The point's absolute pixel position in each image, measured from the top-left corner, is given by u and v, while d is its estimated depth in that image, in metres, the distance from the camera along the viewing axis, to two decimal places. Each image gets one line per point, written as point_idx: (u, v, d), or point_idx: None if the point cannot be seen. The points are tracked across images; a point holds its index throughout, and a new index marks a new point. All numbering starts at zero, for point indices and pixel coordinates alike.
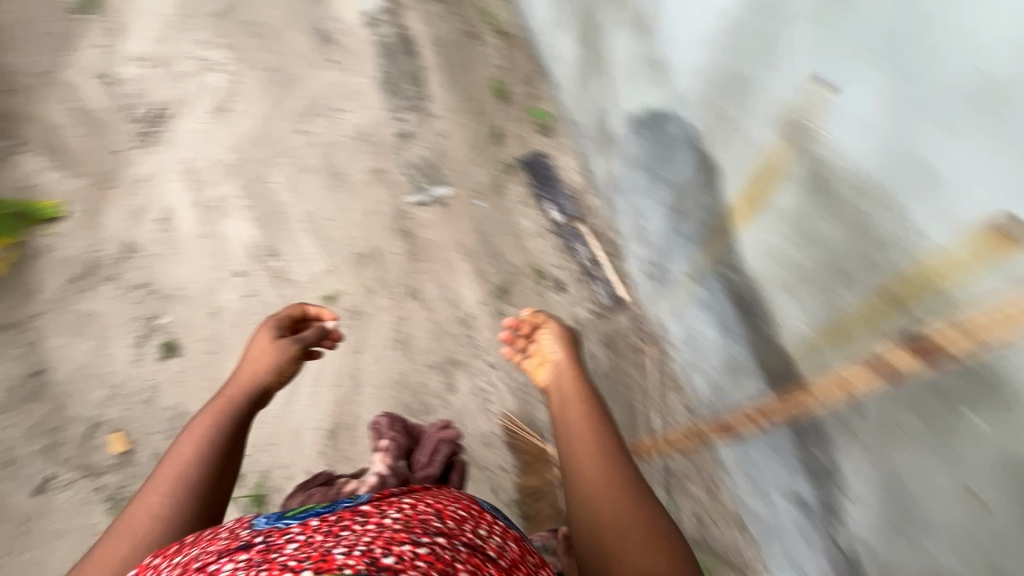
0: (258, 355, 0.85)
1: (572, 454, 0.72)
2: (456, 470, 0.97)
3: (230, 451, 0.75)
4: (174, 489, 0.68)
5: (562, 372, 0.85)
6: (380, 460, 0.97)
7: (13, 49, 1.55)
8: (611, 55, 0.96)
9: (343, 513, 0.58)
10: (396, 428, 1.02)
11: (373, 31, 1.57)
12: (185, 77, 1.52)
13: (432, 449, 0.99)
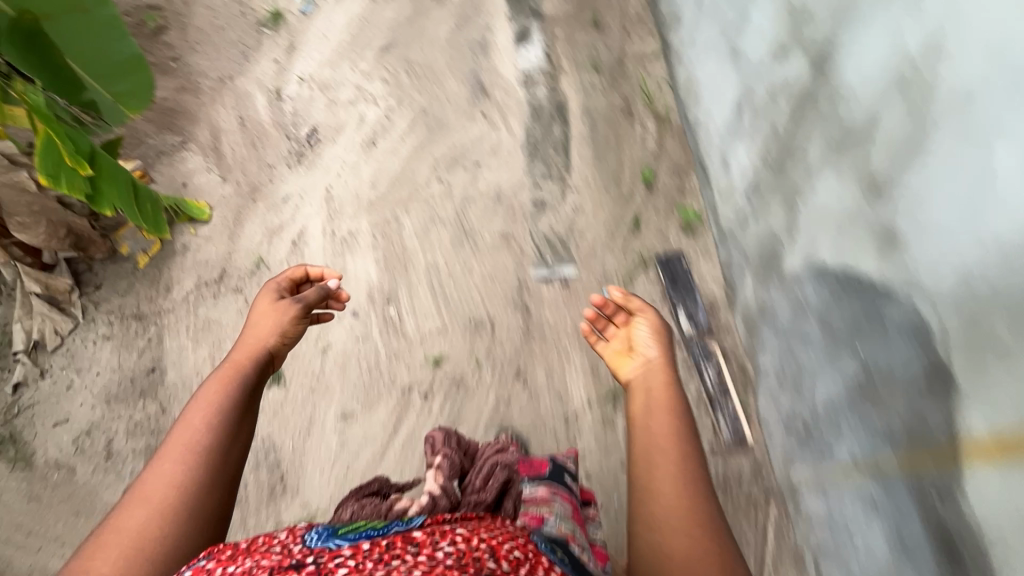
0: (259, 324, 0.93)
1: (647, 448, 0.78)
2: (508, 495, 0.95)
3: (241, 415, 0.82)
4: (186, 459, 0.74)
5: (651, 370, 0.88)
6: (432, 479, 1.00)
7: (200, 52, 1.68)
8: (815, 196, 0.84)
9: (395, 538, 0.66)
10: (450, 447, 1.05)
11: (528, 90, 1.57)
12: (343, 103, 1.57)
13: (486, 472, 0.98)
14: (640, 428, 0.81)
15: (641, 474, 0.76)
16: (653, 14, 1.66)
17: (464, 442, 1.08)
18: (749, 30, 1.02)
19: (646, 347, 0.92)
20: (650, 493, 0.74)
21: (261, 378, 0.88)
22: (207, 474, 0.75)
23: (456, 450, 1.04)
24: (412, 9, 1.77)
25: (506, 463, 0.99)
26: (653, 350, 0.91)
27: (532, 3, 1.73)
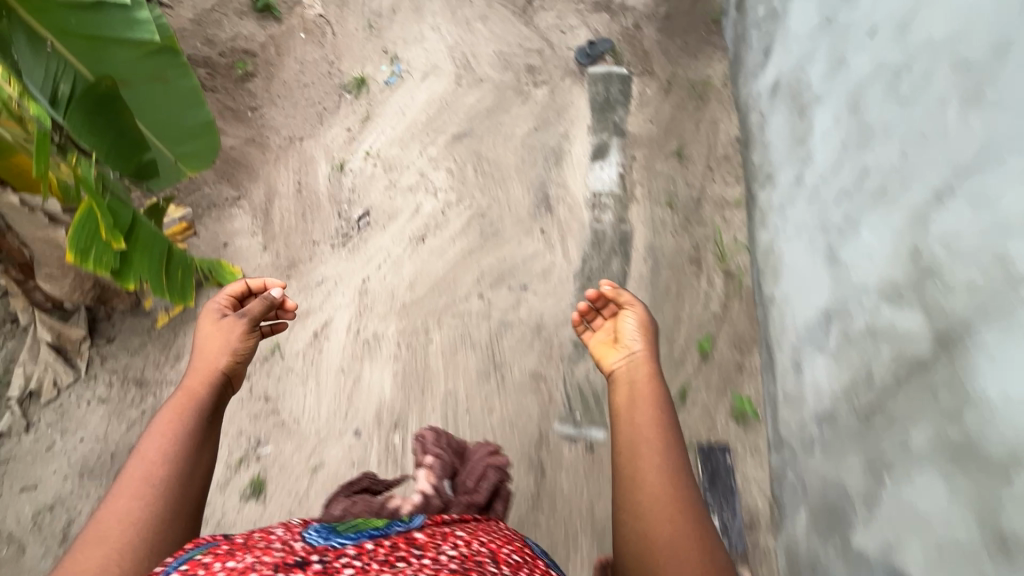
0: (208, 346, 1.00)
1: (632, 443, 0.86)
2: (500, 496, 1.00)
3: (199, 442, 0.89)
4: (142, 488, 0.80)
5: (633, 362, 0.98)
6: (423, 478, 1.00)
7: (278, 105, 1.69)
8: (913, 492, 0.69)
9: (396, 541, 0.74)
10: (441, 447, 1.06)
11: (594, 214, 1.49)
12: (401, 188, 1.53)
13: (478, 474, 1.01)
14: (626, 422, 0.90)
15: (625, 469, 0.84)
16: (743, 157, 1.56)
17: (453, 442, 1.09)
18: (855, 240, 0.91)
19: (631, 341, 1.00)
20: (635, 486, 0.82)
21: (217, 399, 0.96)
22: (178, 497, 0.82)
23: (447, 451, 1.05)
24: (494, 100, 1.75)
25: (499, 465, 1.02)
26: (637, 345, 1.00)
27: (616, 119, 1.69)
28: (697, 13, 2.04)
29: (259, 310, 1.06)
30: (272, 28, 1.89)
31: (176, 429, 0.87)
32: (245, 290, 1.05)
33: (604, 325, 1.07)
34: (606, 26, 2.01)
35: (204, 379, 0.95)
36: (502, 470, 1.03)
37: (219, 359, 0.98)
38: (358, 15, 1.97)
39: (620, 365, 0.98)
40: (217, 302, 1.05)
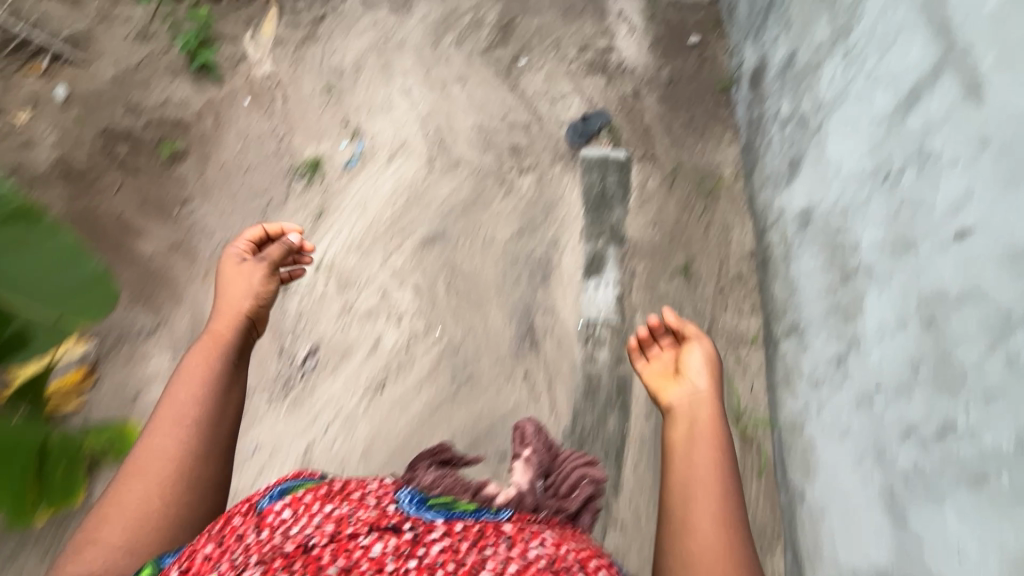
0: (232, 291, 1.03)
1: (686, 482, 0.84)
2: (589, 509, 0.95)
3: (224, 388, 0.94)
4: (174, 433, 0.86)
5: (696, 401, 0.94)
6: (519, 472, 1.01)
7: (213, 196, 1.41)
8: None
9: (486, 527, 0.77)
10: (537, 443, 1.07)
11: (588, 350, 1.26)
12: (356, 313, 1.28)
13: (572, 482, 0.98)
14: (681, 459, 0.87)
15: (677, 509, 0.82)
16: (761, 278, 1.35)
17: (548, 440, 1.09)
18: (934, 514, 0.71)
19: (695, 376, 0.97)
20: (686, 534, 0.79)
21: (242, 342, 1.00)
22: (207, 434, 0.89)
23: (542, 450, 1.05)
24: (472, 191, 1.51)
25: (593, 478, 0.98)
26: (700, 380, 0.97)
27: (614, 221, 1.46)
28: (701, 80, 1.85)
29: (277, 255, 1.07)
30: (211, 91, 1.60)
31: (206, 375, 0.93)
32: (266, 236, 1.08)
33: (663, 355, 1.04)
34: (601, 93, 1.77)
35: (227, 324, 0.99)
36: (596, 485, 0.98)
37: (241, 304, 1.01)
38: (315, 75, 1.70)
39: (679, 402, 0.94)
40: (236, 249, 1.07)
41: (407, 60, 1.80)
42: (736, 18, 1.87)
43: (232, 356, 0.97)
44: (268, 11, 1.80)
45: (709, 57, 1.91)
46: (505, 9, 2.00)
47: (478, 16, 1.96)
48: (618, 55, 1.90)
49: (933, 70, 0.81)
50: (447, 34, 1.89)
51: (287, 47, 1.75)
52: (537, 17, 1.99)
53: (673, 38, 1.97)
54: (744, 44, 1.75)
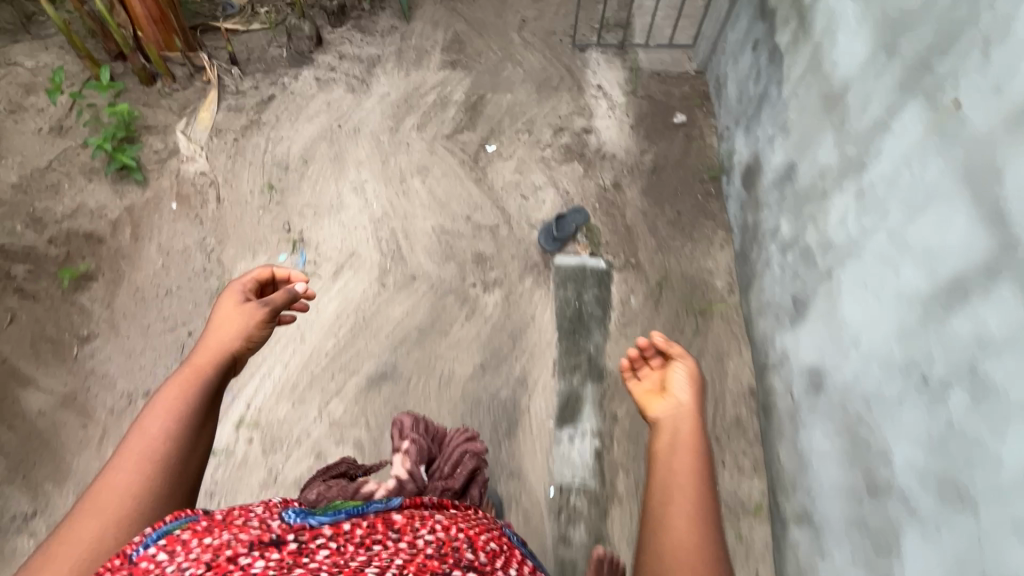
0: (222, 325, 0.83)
1: (664, 493, 0.71)
2: (476, 483, 1.01)
3: (202, 424, 0.74)
4: (136, 471, 0.67)
5: (680, 417, 0.80)
6: (400, 463, 0.97)
7: (122, 330, 1.20)
8: None
9: (376, 523, 0.67)
10: (417, 432, 1.03)
11: (559, 526, 1.08)
12: (280, 484, 1.10)
13: (455, 460, 1.02)
14: (660, 471, 0.74)
15: (655, 522, 0.70)
16: (762, 427, 1.16)
17: (430, 427, 1.06)
18: None
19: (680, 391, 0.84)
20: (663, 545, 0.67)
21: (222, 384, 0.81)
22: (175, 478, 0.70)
23: (423, 436, 1.03)
24: (429, 313, 1.31)
25: (475, 453, 1.03)
26: (685, 395, 0.83)
27: (592, 349, 1.27)
28: (688, 166, 1.68)
29: (284, 300, 0.87)
30: (131, 195, 1.40)
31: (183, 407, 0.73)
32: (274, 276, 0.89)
33: (650, 373, 0.88)
34: (577, 185, 1.60)
35: (211, 357, 0.79)
36: (478, 457, 1.04)
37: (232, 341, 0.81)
38: (256, 170, 1.51)
39: (663, 418, 0.81)
40: (241, 284, 0.88)
41: (362, 148, 1.62)
42: (725, 98, 1.72)
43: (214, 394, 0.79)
44: (206, 94, 1.64)
45: (696, 139, 1.75)
46: (473, 86, 1.85)
47: (443, 95, 1.80)
48: (597, 137, 1.74)
49: (981, 267, 0.64)
50: (408, 116, 1.72)
51: (226, 136, 1.56)
52: (508, 94, 1.84)
53: (657, 116, 1.82)
54: (734, 130, 1.59)
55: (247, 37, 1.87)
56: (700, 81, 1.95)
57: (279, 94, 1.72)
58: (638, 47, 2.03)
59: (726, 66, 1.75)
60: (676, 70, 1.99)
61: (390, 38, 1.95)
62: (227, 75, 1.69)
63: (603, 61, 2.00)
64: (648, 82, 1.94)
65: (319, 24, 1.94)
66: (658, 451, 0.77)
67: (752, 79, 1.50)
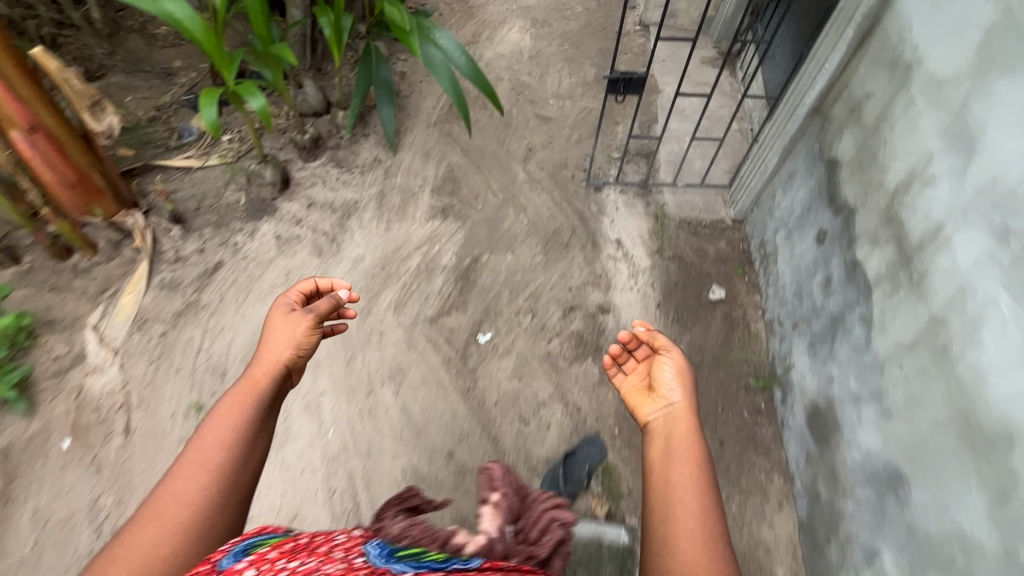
0: (273, 339, 0.85)
1: (664, 499, 0.70)
2: (560, 555, 0.71)
3: (263, 426, 0.75)
4: (201, 475, 0.67)
5: (673, 416, 0.80)
6: (488, 517, 0.71)
7: None
8: None
9: None
10: (506, 486, 0.75)
11: None
12: None
13: (540, 527, 0.72)
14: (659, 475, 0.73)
15: (657, 530, 0.68)
16: None
17: (515, 482, 0.78)
18: None
19: (670, 390, 0.83)
20: (668, 550, 0.64)
21: (278, 394, 0.80)
22: (232, 486, 0.68)
23: (512, 493, 0.74)
24: None
25: (567, 521, 0.73)
26: (677, 394, 0.82)
27: None
28: (730, 365, 1.35)
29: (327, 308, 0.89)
30: (10, 430, 1.10)
31: (244, 415, 0.74)
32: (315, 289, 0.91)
33: (636, 366, 0.91)
34: (591, 396, 1.27)
35: (270, 367, 0.80)
36: (569, 523, 0.74)
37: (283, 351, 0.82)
38: (183, 382, 1.19)
39: (655, 420, 0.81)
40: (287, 299, 0.90)
41: (323, 340, 1.30)
42: (777, 277, 1.39)
43: (270, 403, 0.79)
44: (135, 268, 1.33)
45: (739, 322, 1.43)
46: (467, 241, 1.54)
47: (430, 257, 1.49)
48: (616, 318, 1.42)
49: None
50: (385, 288, 1.41)
51: (151, 330, 1.25)
52: (509, 254, 1.53)
53: (690, 287, 1.50)
54: (792, 334, 1.26)
55: (201, 175, 1.57)
56: (739, 235, 1.64)
57: (228, 259, 1.41)
58: (663, 187, 1.74)
59: (776, 235, 1.43)
60: (709, 217, 1.68)
61: (372, 174, 1.66)
62: (165, 236, 1.40)
63: (623, 203, 1.70)
64: (675, 234, 1.63)
65: (286, 158, 1.65)
66: (656, 450, 0.77)
67: (818, 279, 1.18)
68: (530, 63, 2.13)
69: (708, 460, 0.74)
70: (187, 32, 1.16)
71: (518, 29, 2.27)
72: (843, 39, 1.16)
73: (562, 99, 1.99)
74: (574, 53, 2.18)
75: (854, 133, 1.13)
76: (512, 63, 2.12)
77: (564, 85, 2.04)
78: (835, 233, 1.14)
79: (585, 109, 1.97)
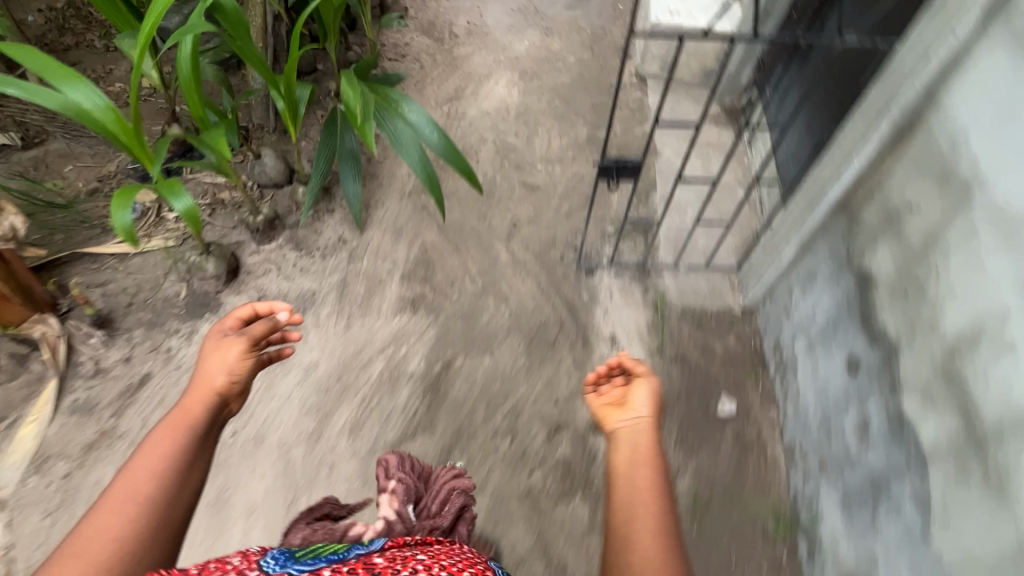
0: (208, 364, 0.75)
1: (626, 515, 0.68)
2: (464, 520, 0.92)
3: (196, 457, 0.68)
4: (125, 515, 0.61)
5: (639, 429, 0.78)
6: (386, 502, 0.91)
7: None
8: None
9: (355, 564, 0.66)
10: (405, 471, 0.97)
11: None
12: None
13: (441, 499, 0.93)
14: (624, 494, 0.70)
15: (620, 546, 0.67)
16: None
17: (418, 466, 1.00)
18: None
19: (641, 406, 0.80)
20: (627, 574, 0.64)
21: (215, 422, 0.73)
22: (168, 515, 0.63)
23: (410, 475, 0.96)
24: None
25: (463, 489, 0.95)
26: (646, 409, 0.81)
27: None
28: (743, 504, 1.15)
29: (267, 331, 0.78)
30: None
31: (178, 445, 0.67)
32: (257, 311, 0.80)
33: (612, 389, 0.87)
34: (578, 549, 1.09)
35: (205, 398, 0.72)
36: (467, 495, 0.95)
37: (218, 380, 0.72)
38: None
39: (622, 432, 0.78)
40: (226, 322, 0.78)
41: (263, 476, 1.12)
42: (798, 395, 1.19)
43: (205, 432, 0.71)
44: (43, 387, 1.15)
45: (755, 445, 1.23)
46: (439, 340, 1.35)
47: (394, 362, 1.30)
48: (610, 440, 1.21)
49: None
50: (340, 404, 1.21)
51: (53, 471, 1.07)
52: (486, 356, 1.33)
53: (694, 397, 1.30)
54: (818, 475, 1.06)
55: (138, 262, 1.38)
56: (750, 329, 1.44)
57: (158, 369, 1.22)
58: (664, 269, 1.55)
59: (796, 343, 1.23)
60: (716, 306, 1.49)
61: (334, 257, 1.47)
62: (82, 344, 1.22)
63: (618, 290, 1.51)
64: (678, 328, 1.44)
65: (237, 240, 1.47)
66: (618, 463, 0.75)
67: (852, 419, 0.98)
68: (517, 121, 1.95)
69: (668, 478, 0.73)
70: (92, 121, 0.98)
71: (505, 83, 2.10)
72: (876, 131, 0.98)
73: (551, 163, 1.81)
74: (566, 109, 2.02)
75: (892, 248, 0.94)
76: (498, 121, 1.94)
77: (554, 147, 1.87)
78: (873, 368, 0.94)
79: (577, 174, 1.79)
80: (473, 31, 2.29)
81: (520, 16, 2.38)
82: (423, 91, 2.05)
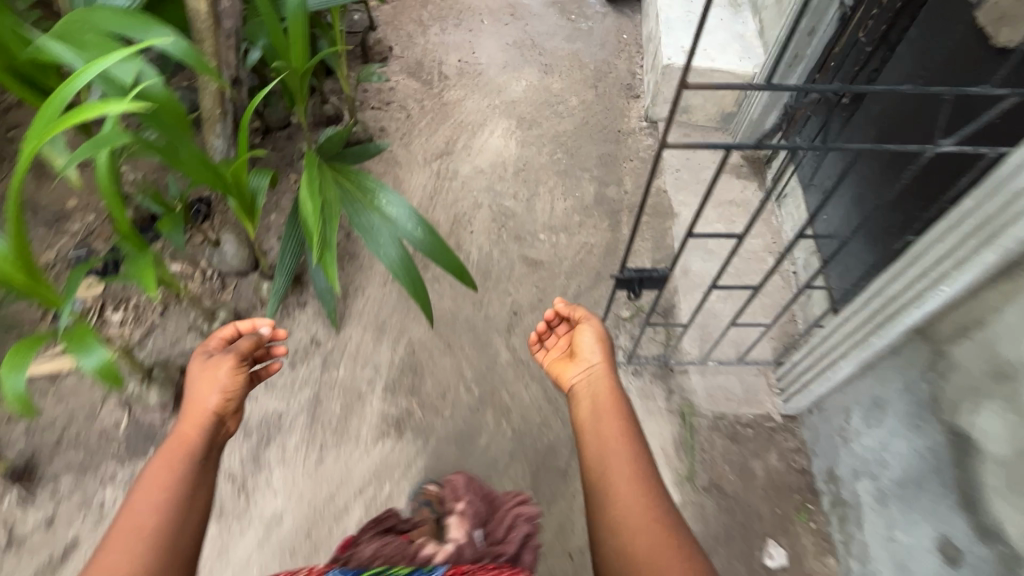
0: (197, 386, 0.80)
1: (600, 456, 0.80)
2: (528, 547, 0.90)
3: (206, 469, 0.72)
4: (138, 545, 0.61)
5: (593, 376, 0.92)
6: (454, 526, 0.93)
7: None
8: None
9: None
10: (472, 493, 1.01)
11: None
12: None
13: (507, 524, 0.93)
14: (594, 439, 0.83)
15: (598, 485, 0.78)
16: None
17: (483, 490, 1.04)
18: None
19: (590, 353, 0.95)
20: (608, 501, 0.76)
21: (214, 445, 0.76)
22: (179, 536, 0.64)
23: (479, 498, 1.00)
24: None
25: (528, 516, 0.94)
26: (596, 356, 0.94)
27: None
28: None
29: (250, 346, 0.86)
30: None
31: (177, 470, 0.69)
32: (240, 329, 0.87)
33: (557, 340, 1.03)
34: None
35: (200, 419, 0.75)
36: (531, 522, 0.94)
37: (211, 399, 0.77)
38: None
39: (578, 382, 0.93)
40: (209, 345, 0.85)
41: None
42: (867, 554, 1.00)
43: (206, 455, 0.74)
44: None
45: None
46: (428, 475, 1.15)
47: (376, 507, 1.10)
48: None
49: None
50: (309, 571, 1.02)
51: None
52: None
53: (728, 541, 1.11)
54: None
55: (72, 383, 1.16)
56: (794, 443, 1.22)
57: (87, 533, 1.03)
58: (689, 365, 1.33)
59: (859, 484, 1.02)
60: (752, 412, 1.27)
61: (305, 366, 1.26)
62: None
63: (636, 395, 1.29)
64: (710, 444, 1.22)
65: (191, 347, 1.26)
66: (584, 412, 0.88)
67: None
68: (515, 179, 1.74)
69: (630, 408, 0.87)
70: None
71: (501, 132, 1.89)
72: (975, 262, 0.78)
73: (555, 232, 1.60)
74: (569, 164, 1.80)
75: (998, 410, 0.75)
76: (494, 180, 1.73)
77: (557, 212, 1.66)
78: (982, 568, 0.76)
79: (585, 246, 1.58)
80: (465, 70, 2.08)
81: (516, 52, 2.17)
82: (409, 142, 1.82)
